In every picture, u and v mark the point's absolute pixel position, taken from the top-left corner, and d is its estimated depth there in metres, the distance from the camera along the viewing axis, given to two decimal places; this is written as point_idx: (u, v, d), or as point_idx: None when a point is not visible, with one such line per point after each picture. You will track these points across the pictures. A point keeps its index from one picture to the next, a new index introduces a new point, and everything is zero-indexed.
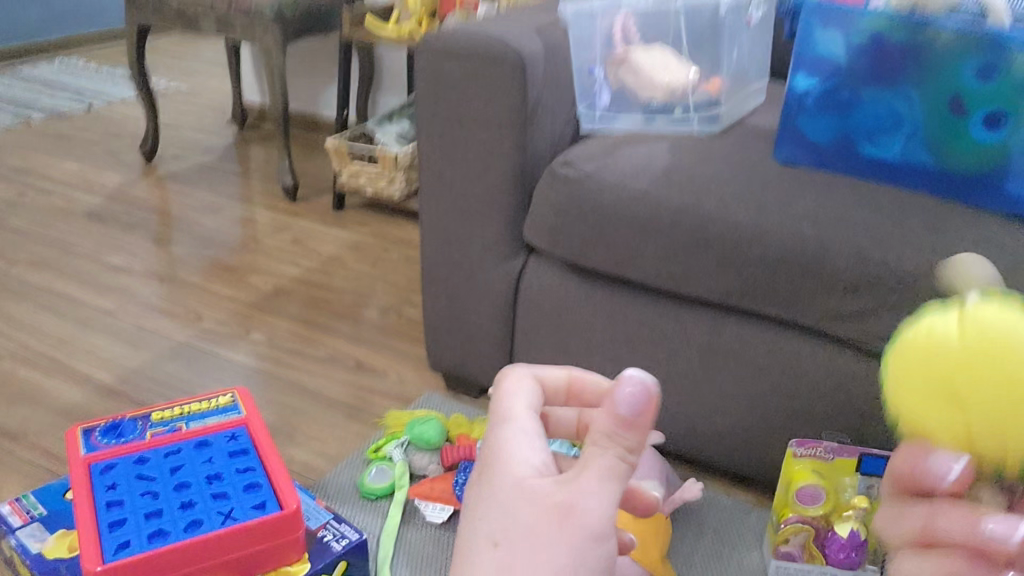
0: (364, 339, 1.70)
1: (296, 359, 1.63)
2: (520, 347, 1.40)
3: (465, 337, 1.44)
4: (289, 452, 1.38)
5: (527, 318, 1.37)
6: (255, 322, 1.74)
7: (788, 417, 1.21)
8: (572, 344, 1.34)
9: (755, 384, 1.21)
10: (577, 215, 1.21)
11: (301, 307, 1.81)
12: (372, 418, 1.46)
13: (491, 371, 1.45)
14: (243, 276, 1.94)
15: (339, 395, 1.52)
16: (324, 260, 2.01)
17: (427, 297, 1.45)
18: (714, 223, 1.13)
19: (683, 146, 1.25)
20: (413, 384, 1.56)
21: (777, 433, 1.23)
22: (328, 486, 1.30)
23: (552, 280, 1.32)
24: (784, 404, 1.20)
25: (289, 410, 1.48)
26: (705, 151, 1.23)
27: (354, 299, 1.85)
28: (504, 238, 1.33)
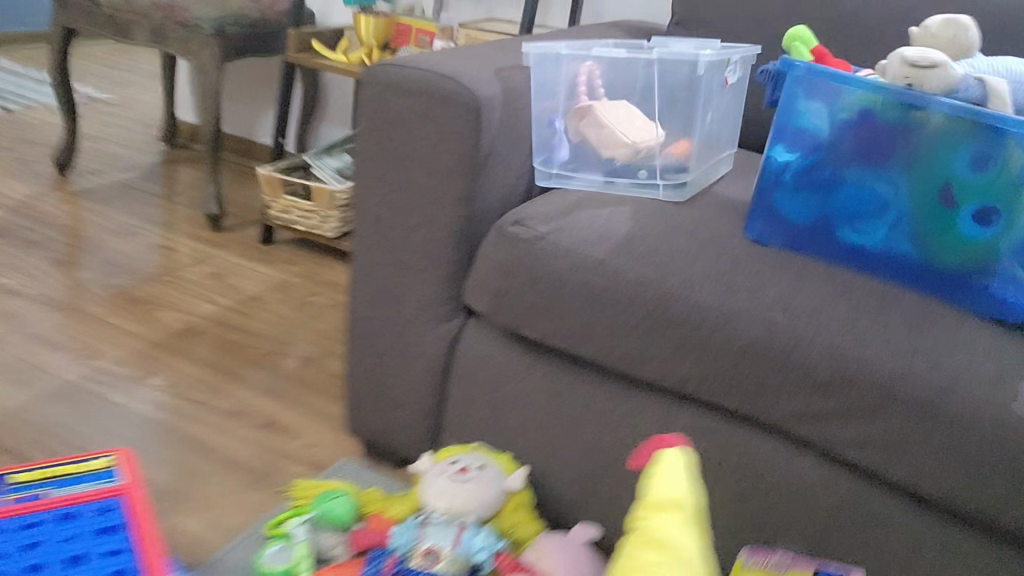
0: (277, 392, 1.54)
1: (200, 411, 1.46)
2: (449, 418, 1.26)
3: (390, 402, 1.30)
4: (177, 522, 1.21)
5: (460, 388, 1.23)
6: (158, 365, 1.57)
7: (739, 521, 1.09)
8: (508, 420, 1.21)
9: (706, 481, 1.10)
10: (525, 279, 1.09)
11: (213, 351, 1.65)
12: (278, 486, 1.31)
13: (416, 442, 1.31)
14: (151, 310, 1.77)
15: (243, 456, 1.36)
16: (244, 299, 1.85)
17: (352, 354, 1.31)
18: (677, 302, 1.01)
19: (649, 211, 1.14)
20: (327, 448, 1.40)
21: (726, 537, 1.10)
22: (217, 565, 1.13)
23: (491, 348, 1.20)
24: (736, 507, 1.09)
25: (184, 470, 1.31)
26: (669, 220, 1.12)
27: (273, 345, 1.69)
28: (442, 297, 1.20)
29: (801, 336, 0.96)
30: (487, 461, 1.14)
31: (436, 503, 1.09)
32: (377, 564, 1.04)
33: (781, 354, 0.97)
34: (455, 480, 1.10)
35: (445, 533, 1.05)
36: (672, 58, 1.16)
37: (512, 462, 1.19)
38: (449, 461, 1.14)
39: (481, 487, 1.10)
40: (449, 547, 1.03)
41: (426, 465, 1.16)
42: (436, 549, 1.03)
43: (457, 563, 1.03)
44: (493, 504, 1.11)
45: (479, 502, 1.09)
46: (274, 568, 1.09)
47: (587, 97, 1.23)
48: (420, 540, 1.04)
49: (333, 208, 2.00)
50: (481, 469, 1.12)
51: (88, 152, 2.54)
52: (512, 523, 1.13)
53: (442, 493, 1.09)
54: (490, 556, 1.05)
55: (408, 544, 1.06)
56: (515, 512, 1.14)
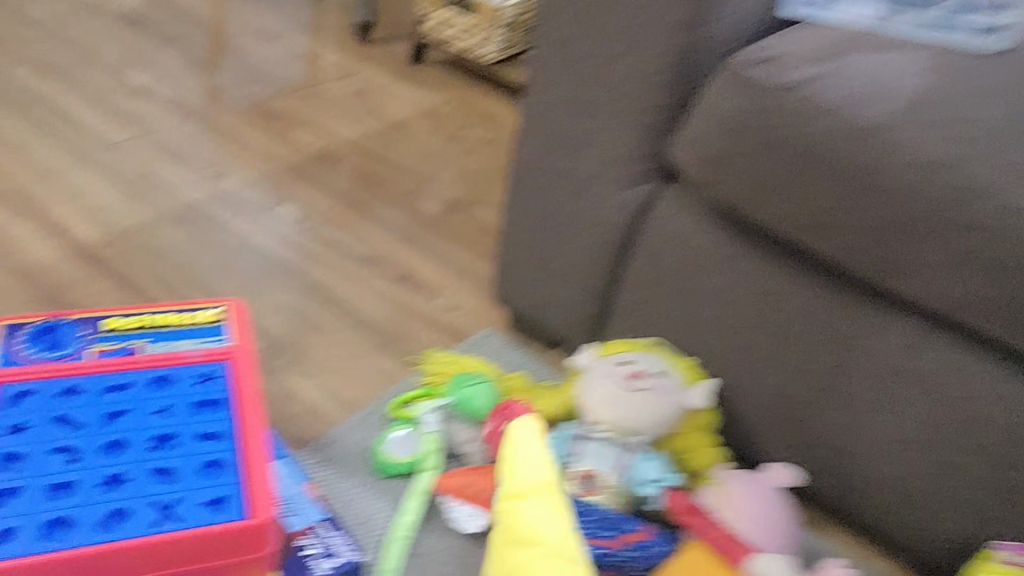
0: (416, 240, 1.34)
1: (330, 252, 1.28)
2: (620, 303, 1.02)
3: (550, 274, 1.07)
4: (293, 383, 1.06)
5: (639, 270, 0.98)
6: (288, 193, 1.40)
7: (988, 495, 0.81)
8: (697, 319, 0.95)
9: (947, 433, 0.82)
10: (754, 144, 0.81)
11: (350, 183, 1.46)
12: (408, 354, 1.12)
13: (575, 325, 1.08)
14: (285, 126, 1.59)
15: (372, 312, 1.19)
16: (388, 125, 1.64)
17: (510, 209, 1.08)
18: (975, 200, 0.71)
19: (945, 63, 0.81)
20: (467, 313, 1.21)
21: (963, 511, 0.83)
22: (332, 447, 0.98)
23: (688, 226, 0.93)
24: (986, 476, 0.81)
25: (306, 321, 1.15)
26: (978, 76, 0.79)
27: (416, 183, 1.48)
28: (632, 154, 0.93)
29: None
30: (668, 368, 0.88)
31: (598, 413, 0.86)
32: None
33: None
34: (625, 389, 0.86)
35: (607, 456, 0.86)
36: None
37: (696, 370, 0.94)
38: (619, 361, 0.88)
39: (657, 404, 0.85)
40: (611, 474, 0.84)
41: (590, 359, 0.91)
42: (594, 474, 0.84)
43: (618, 495, 0.84)
44: (670, 425, 0.86)
45: (653, 421, 0.85)
46: (400, 461, 0.94)
47: None
48: (575, 461, 0.86)
49: (497, 26, 1.71)
50: (659, 378, 0.87)
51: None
52: (690, 448, 0.90)
53: (606, 405, 0.86)
54: (660, 491, 0.85)
55: (563, 459, 0.87)
56: (697, 435, 0.90)
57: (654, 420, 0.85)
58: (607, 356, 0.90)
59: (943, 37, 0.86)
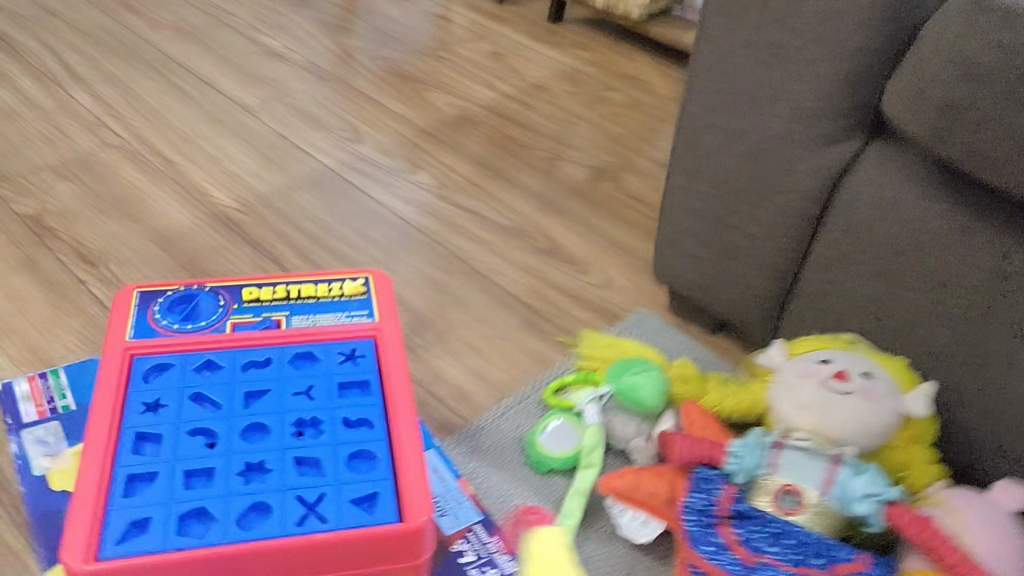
0: (561, 210, 1.24)
1: (471, 223, 1.20)
2: (805, 284, 0.89)
3: (722, 250, 0.94)
4: (435, 362, 0.98)
5: (834, 245, 0.84)
6: (426, 159, 1.32)
7: None
8: (909, 302, 0.81)
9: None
10: (1001, 96, 0.65)
11: (490, 149, 1.37)
12: (559, 335, 1.02)
13: (750, 309, 0.95)
14: (420, 89, 1.51)
15: (516, 288, 1.09)
16: (526, 87, 1.54)
17: (676, 176, 0.96)
18: None
19: None
20: (620, 291, 1.10)
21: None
22: (482, 436, 0.89)
23: (905, 193, 0.78)
24: None
25: (448, 296, 1.07)
26: None
27: (559, 149, 1.38)
28: (835, 106, 0.78)
29: None
30: (876, 368, 0.78)
31: (797, 419, 0.77)
32: (707, 491, 0.75)
33: None
34: (828, 390, 0.76)
35: (813, 468, 0.73)
36: None
37: (910, 373, 0.81)
38: (818, 360, 0.80)
39: (868, 408, 0.75)
40: (817, 491, 0.73)
41: (783, 360, 0.83)
42: (796, 489, 0.73)
43: (828, 516, 0.72)
44: (885, 433, 0.76)
45: (864, 428, 0.75)
46: (560, 456, 0.85)
47: None
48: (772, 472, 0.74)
49: None
50: (868, 380, 0.77)
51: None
52: (910, 458, 0.78)
53: (807, 408, 0.76)
54: (879, 509, 0.71)
55: (753, 471, 0.74)
56: (913, 448, 0.78)
57: (862, 427, 0.75)
58: (801, 357, 0.81)
59: None
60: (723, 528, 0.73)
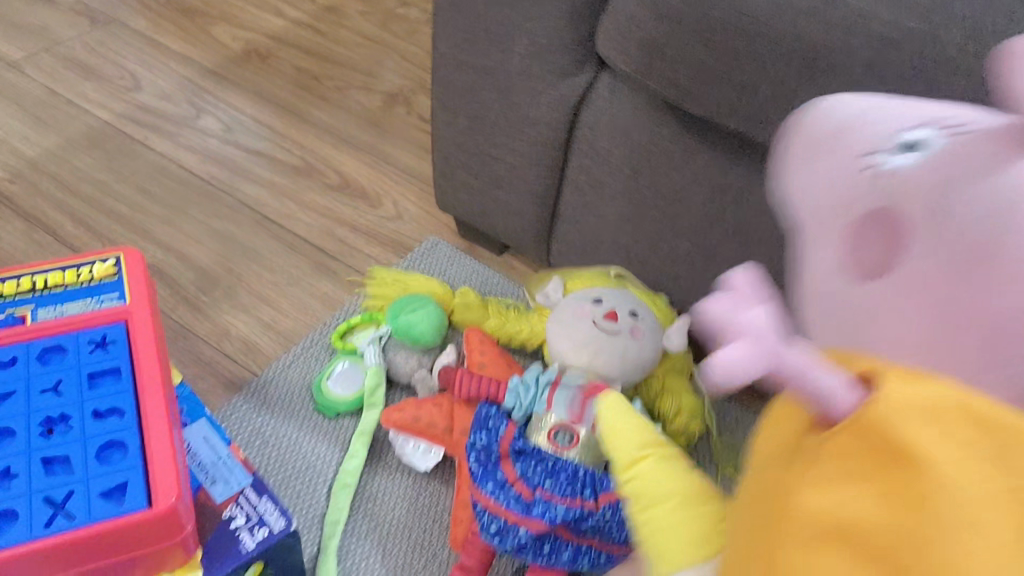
0: (353, 142, 1.24)
1: (259, 166, 1.18)
2: (564, 206, 0.93)
3: (489, 179, 0.97)
4: (223, 317, 0.98)
5: (585, 168, 0.89)
6: (211, 102, 1.28)
7: None
8: (648, 219, 0.87)
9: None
10: (687, 29, 0.71)
11: (278, 82, 1.34)
12: (350, 275, 1.04)
13: (525, 233, 0.99)
14: (203, 22, 1.44)
15: (305, 230, 1.10)
16: (316, 10, 1.49)
17: (438, 110, 0.97)
18: (946, 74, 0.62)
19: None
20: (409, 222, 1.12)
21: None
22: (270, 387, 0.91)
23: (633, 120, 0.83)
24: None
25: (236, 247, 1.07)
26: None
27: (351, 76, 1.36)
28: (557, 42, 0.82)
29: None
30: (642, 307, 0.85)
31: (572, 355, 0.83)
32: (491, 431, 0.79)
33: None
34: (600, 329, 0.82)
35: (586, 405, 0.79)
36: None
37: (669, 309, 0.89)
38: (590, 298, 0.85)
39: (633, 344, 0.82)
40: (590, 428, 0.78)
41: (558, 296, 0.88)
42: (569, 429, 0.78)
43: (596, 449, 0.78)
44: (645, 369, 0.83)
45: (628, 362, 0.82)
46: (343, 401, 0.88)
47: None
48: (550, 413, 0.79)
49: None
50: (635, 319, 0.84)
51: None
52: (664, 387, 0.86)
53: (581, 343, 0.82)
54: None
55: (532, 408, 0.81)
56: (670, 378, 0.87)
57: (622, 362, 0.82)
58: (572, 293, 0.87)
59: None
60: (504, 464, 0.77)
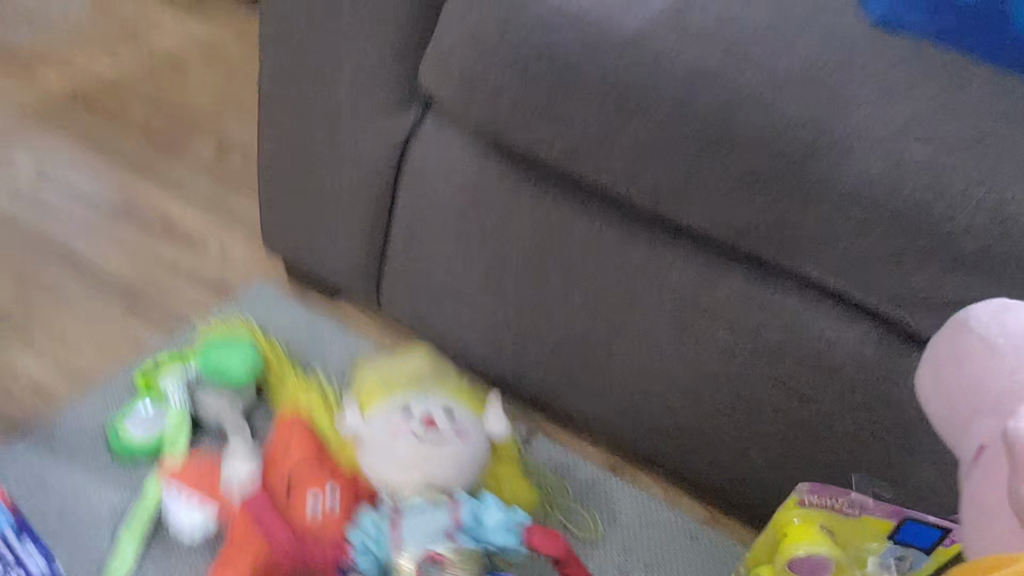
0: (179, 185, 1.19)
1: (73, 207, 1.12)
2: (392, 246, 0.92)
3: (315, 218, 0.94)
4: (12, 359, 0.90)
5: (413, 208, 0.87)
6: (26, 144, 1.22)
7: (769, 422, 0.78)
8: (474, 257, 0.86)
9: (752, 369, 0.77)
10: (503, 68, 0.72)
11: (102, 126, 1.28)
12: (162, 316, 0.98)
13: (353, 276, 0.96)
14: (27, 68, 1.39)
15: (116, 269, 1.03)
16: (153, 59, 1.45)
17: (262, 148, 0.94)
18: (747, 112, 0.65)
19: None
20: (234, 262, 1.07)
21: (781, 441, 0.79)
22: (60, 432, 0.83)
23: (459, 156, 0.83)
24: (766, 401, 0.77)
25: (35, 288, 0.99)
26: None
27: (184, 122, 1.31)
28: (380, 77, 0.82)
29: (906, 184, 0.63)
30: (452, 403, 0.80)
31: (400, 482, 0.76)
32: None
33: (909, 213, 0.63)
34: (423, 444, 0.76)
35: (432, 531, 0.71)
36: None
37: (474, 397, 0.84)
38: (399, 410, 0.79)
39: (461, 448, 0.76)
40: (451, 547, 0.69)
41: (359, 421, 0.80)
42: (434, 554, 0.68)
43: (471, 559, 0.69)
44: (479, 464, 0.78)
45: (461, 468, 0.76)
46: (139, 446, 0.80)
47: None
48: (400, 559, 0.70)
49: None
50: (452, 419, 0.78)
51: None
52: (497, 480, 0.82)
53: (406, 465, 0.75)
54: (515, 535, 0.71)
55: (382, 555, 0.72)
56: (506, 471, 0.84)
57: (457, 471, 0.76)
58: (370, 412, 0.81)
59: None
60: None
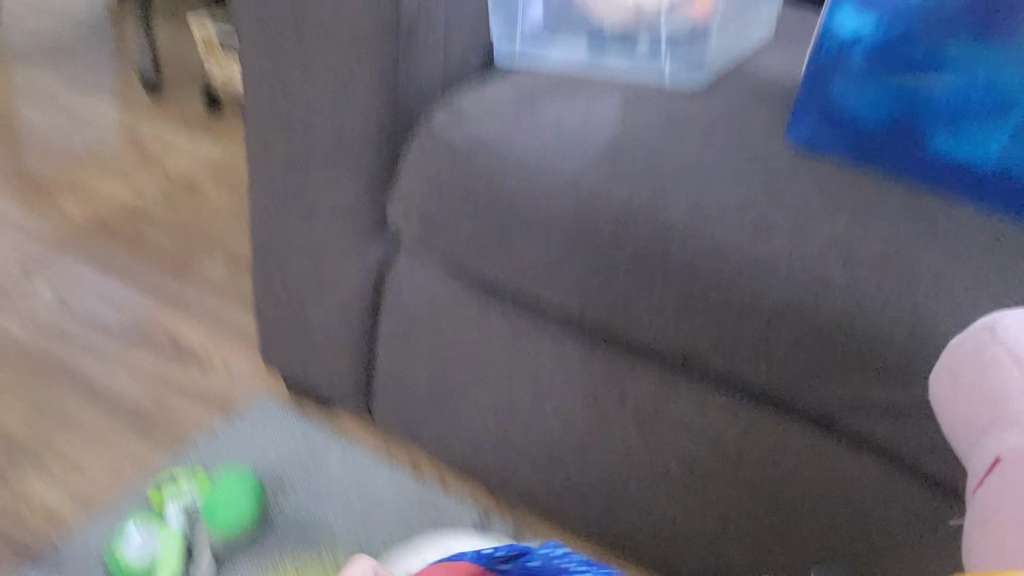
0: (189, 304, 1.26)
1: (89, 332, 1.20)
2: (378, 364, 0.97)
3: (307, 340, 1.01)
4: (27, 484, 0.97)
5: (392, 328, 0.93)
6: (50, 273, 1.31)
7: (740, 519, 0.81)
8: (453, 373, 0.92)
9: (751, 491, 0.79)
10: (459, 205, 0.78)
11: (120, 250, 1.37)
12: (168, 436, 1.04)
13: (343, 391, 1.02)
14: (53, 199, 1.50)
15: (127, 391, 1.10)
16: (171, 183, 1.56)
17: (257, 277, 1.02)
18: (677, 241, 0.71)
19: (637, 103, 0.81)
20: (238, 378, 1.14)
21: (783, 555, 0.81)
22: (69, 562, 0.89)
23: (429, 282, 0.88)
24: (735, 500, 0.81)
25: (51, 414, 1.06)
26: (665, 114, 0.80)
27: (197, 243, 1.40)
28: (356, 215, 0.89)
29: (828, 304, 0.67)
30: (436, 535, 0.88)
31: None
32: None
33: (832, 331, 0.67)
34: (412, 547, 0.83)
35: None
36: None
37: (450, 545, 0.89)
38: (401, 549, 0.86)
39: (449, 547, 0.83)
40: None
41: None
42: None
43: None
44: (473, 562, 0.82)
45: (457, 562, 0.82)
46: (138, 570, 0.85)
47: None
48: None
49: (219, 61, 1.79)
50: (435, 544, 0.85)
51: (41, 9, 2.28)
52: None
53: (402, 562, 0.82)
54: None
55: None
56: None
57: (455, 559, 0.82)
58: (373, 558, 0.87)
59: (642, 76, 0.85)
60: None
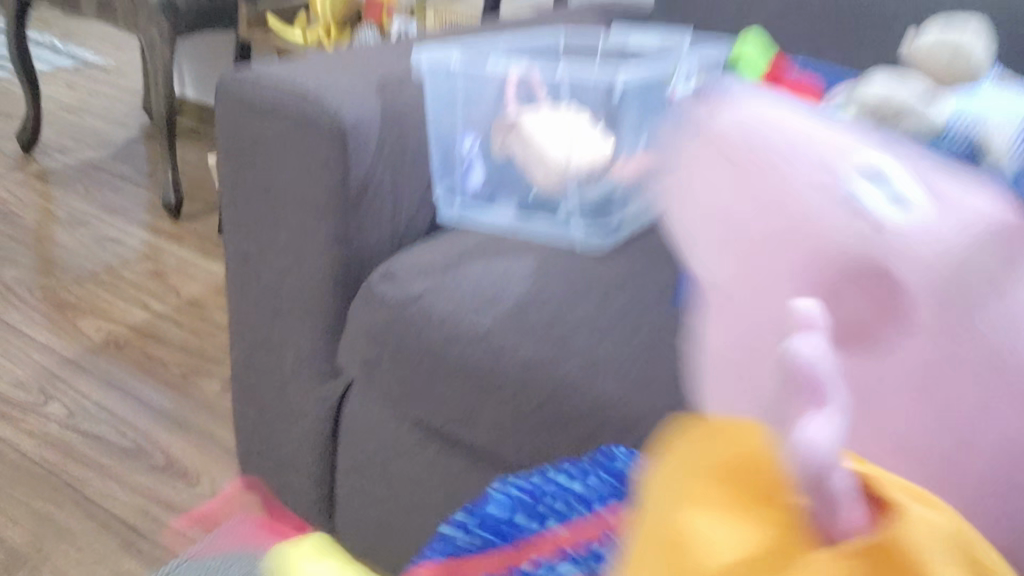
0: (185, 422, 1.39)
1: (93, 448, 1.32)
2: (338, 487, 1.08)
3: (277, 464, 1.12)
4: None
5: (349, 457, 1.04)
6: (63, 389, 1.44)
7: None
8: (399, 498, 1.02)
9: None
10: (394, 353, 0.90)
11: (129, 368, 1.51)
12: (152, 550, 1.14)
13: (308, 510, 1.13)
14: (75, 319, 1.64)
15: (120, 506, 1.21)
16: (181, 304, 1.71)
17: (236, 406, 1.14)
18: (570, 394, 0.81)
19: (553, 265, 0.93)
20: (221, 495, 1.25)
21: None
22: None
23: (376, 418, 0.99)
24: None
25: (50, 528, 1.17)
26: (576, 276, 0.92)
27: (198, 362, 1.54)
28: (315, 356, 1.01)
29: None
30: None
31: None
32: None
33: None
34: None
35: None
36: (584, 79, 1.00)
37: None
38: None
39: None
40: None
41: None
42: None
43: None
44: None
45: None
46: None
47: (517, 104, 1.05)
48: None
49: None
50: None
51: (75, 136, 2.49)
52: None
53: None
54: None
55: None
56: None
57: None
58: None
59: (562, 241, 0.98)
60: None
